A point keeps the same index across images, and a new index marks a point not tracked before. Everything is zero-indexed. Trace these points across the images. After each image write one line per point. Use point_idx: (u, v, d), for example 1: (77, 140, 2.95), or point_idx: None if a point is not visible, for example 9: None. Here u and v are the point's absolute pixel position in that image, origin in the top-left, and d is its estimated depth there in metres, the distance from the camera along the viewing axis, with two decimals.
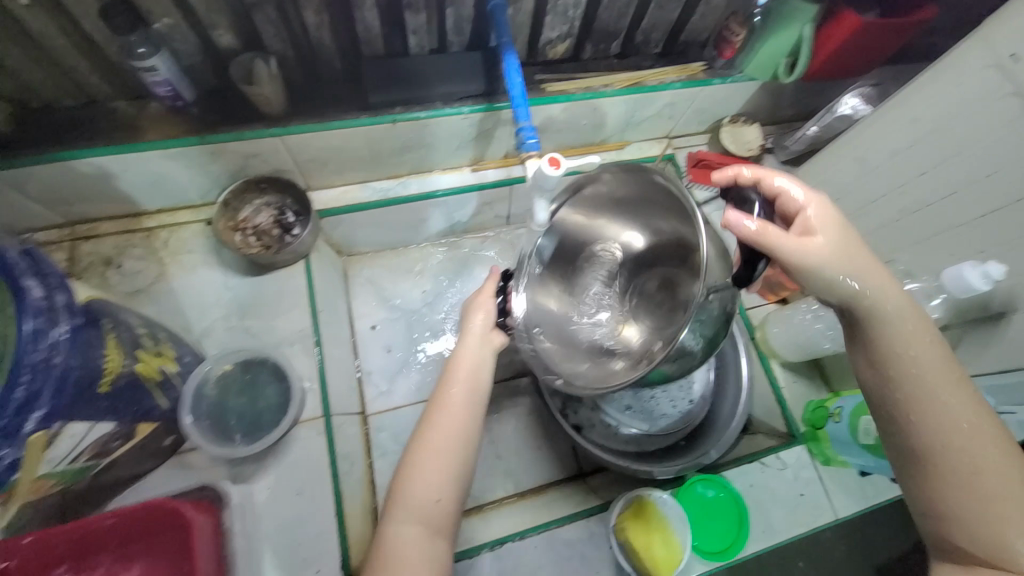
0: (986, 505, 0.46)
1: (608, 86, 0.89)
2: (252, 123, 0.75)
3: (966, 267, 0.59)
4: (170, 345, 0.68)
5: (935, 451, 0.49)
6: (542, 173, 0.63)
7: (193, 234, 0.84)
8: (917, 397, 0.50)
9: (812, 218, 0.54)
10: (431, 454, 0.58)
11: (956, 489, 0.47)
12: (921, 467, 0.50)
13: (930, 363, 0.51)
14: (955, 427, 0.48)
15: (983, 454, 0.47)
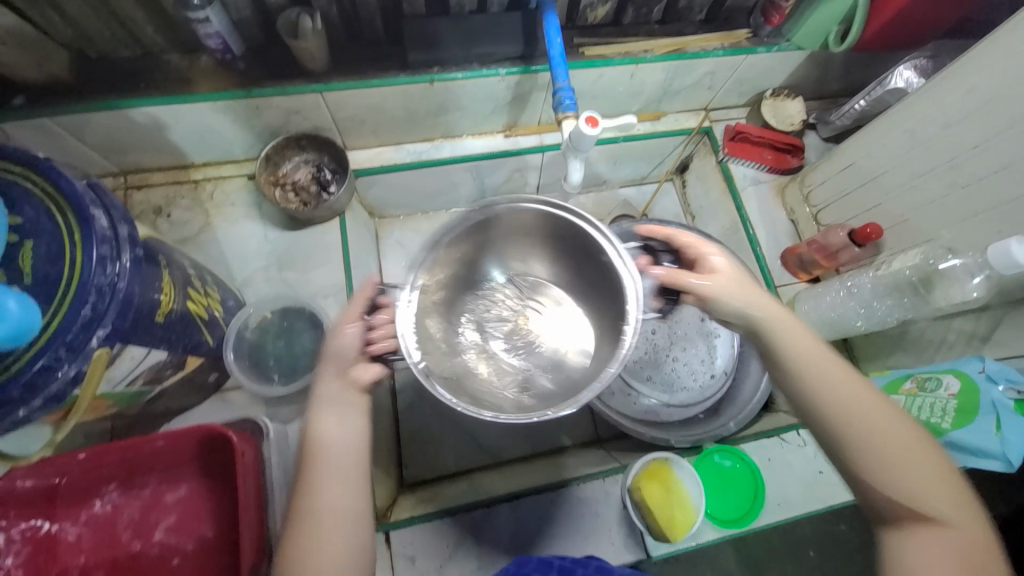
0: (909, 485, 0.46)
1: (648, 52, 0.87)
2: (295, 79, 0.77)
3: (1013, 243, 0.57)
4: (215, 289, 0.72)
5: (857, 446, 0.49)
6: (579, 132, 0.64)
7: (236, 188, 0.88)
8: (827, 406, 0.50)
9: (714, 260, 0.60)
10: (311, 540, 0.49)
11: (883, 477, 0.47)
12: (851, 468, 0.49)
13: (831, 367, 0.52)
14: (870, 421, 0.49)
15: (896, 440, 0.48)
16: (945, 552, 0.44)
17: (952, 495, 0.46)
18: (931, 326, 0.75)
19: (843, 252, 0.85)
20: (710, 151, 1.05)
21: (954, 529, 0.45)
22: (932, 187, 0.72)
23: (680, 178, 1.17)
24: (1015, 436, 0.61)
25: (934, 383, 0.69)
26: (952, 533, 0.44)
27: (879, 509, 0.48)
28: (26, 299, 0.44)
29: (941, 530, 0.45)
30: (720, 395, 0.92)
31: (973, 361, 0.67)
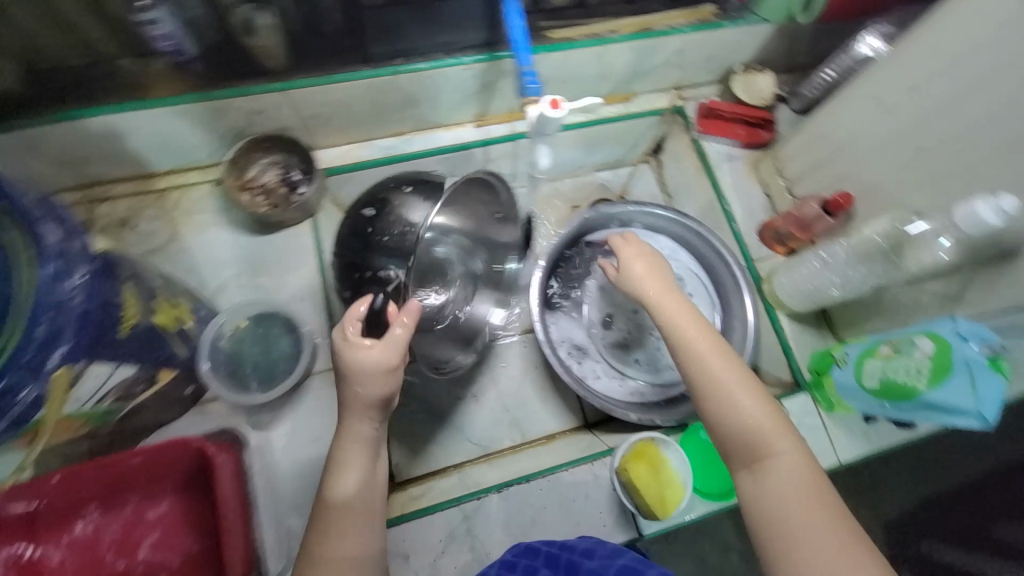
0: (745, 424, 0.57)
1: (614, 32, 0.86)
2: (254, 78, 0.75)
3: (978, 204, 0.58)
4: (186, 299, 0.70)
5: (709, 399, 0.59)
6: (543, 117, 0.62)
7: (203, 195, 0.86)
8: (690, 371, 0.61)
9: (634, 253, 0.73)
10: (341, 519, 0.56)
11: (726, 421, 0.58)
12: (709, 420, 0.59)
13: (694, 337, 0.63)
14: (717, 378, 0.59)
15: (732, 390, 0.58)
16: (777, 483, 0.54)
17: (779, 428, 0.56)
18: (904, 292, 0.76)
19: (817, 224, 0.85)
20: (684, 130, 1.05)
21: (780, 455, 0.55)
22: (899, 152, 0.72)
23: (655, 159, 1.17)
24: (987, 393, 0.62)
25: (908, 345, 0.70)
26: (778, 459, 0.55)
27: (735, 456, 0.57)
28: None
29: (775, 464, 0.54)
30: None
31: (945, 322, 0.68)
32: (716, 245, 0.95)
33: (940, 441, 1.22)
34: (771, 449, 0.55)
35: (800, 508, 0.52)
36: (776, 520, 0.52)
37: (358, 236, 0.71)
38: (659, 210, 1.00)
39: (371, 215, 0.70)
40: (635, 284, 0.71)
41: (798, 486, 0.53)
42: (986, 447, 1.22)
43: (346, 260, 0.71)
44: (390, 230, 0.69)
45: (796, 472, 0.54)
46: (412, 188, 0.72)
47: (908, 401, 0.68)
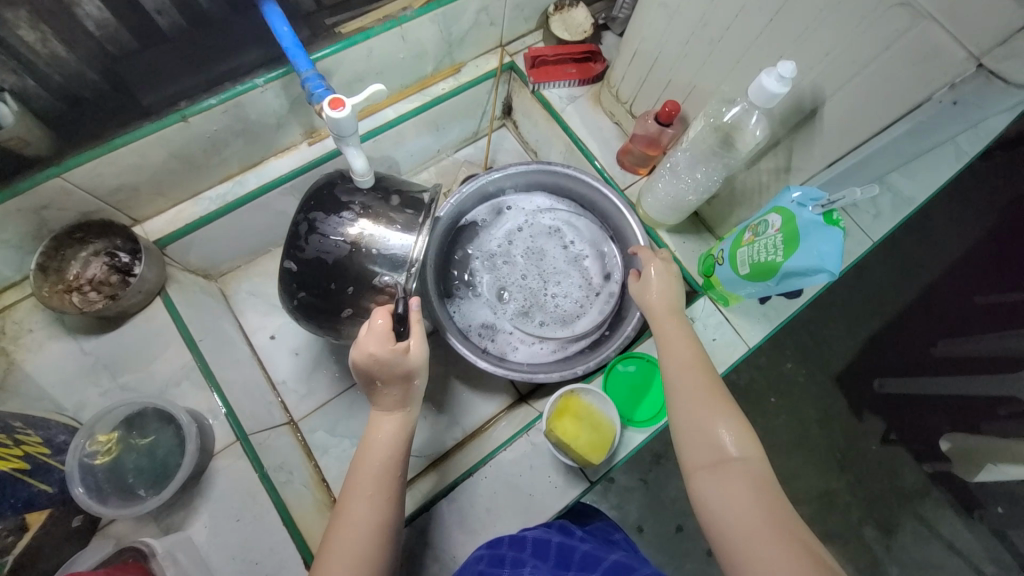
0: (712, 433, 0.57)
1: (407, 8, 0.83)
2: (24, 172, 0.67)
3: (763, 78, 0.60)
4: (32, 431, 0.63)
5: (682, 405, 0.60)
6: (332, 121, 0.58)
7: (28, 311, 0.77)
8: (671, 378, 0.64)
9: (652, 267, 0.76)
10: (364, 486, 0.59)
11: (696, 428, 0.58)
12: (677, 428, 0.60)
13: (684, 347, 0.66)
14: (696, 388, 0.61)
15: (703, 398, 0.60)
16: (730, 491, 0.53)
17: (747, 441, 0.56)
18: (749, 174, 0.80)
19: (662, 137, 0.87)
20: (521, 84, 1.04)
21: (741, 462, 0.54)
22: (701, 48, 0.74)
23: (510, 120, 1.16)
24: (829, 246, 0.63)
25: (764, 225, 0.73)
26: (738, 463, 0.54)
27: (692, 462, 0.57)
28: None
29: (730, 471, 0.54)
30: (616, 306, 0.96)
31: (786, 194, 0.71)
32: (585, 180, 0.95)
33: (846, 294, 1.33)
34: (729, 454, 0.55)
35: (754, 508, 0.51)
36: (733, 522, 0.51)
37: (342, 245, 0.69)
38: (520, 168, 0.98)
39: (354, 224, 0.70)
40: (646, 295, 0.74)
41: (753, 492, 0.52)
42: (883, 283, 1.34)
43: (324, 265, 0.69)
44: (386, 239, 0.70)
45: (753, 476, 0.53)
46: (392, 198, 0.74)
47: (774, 276, 0.71)
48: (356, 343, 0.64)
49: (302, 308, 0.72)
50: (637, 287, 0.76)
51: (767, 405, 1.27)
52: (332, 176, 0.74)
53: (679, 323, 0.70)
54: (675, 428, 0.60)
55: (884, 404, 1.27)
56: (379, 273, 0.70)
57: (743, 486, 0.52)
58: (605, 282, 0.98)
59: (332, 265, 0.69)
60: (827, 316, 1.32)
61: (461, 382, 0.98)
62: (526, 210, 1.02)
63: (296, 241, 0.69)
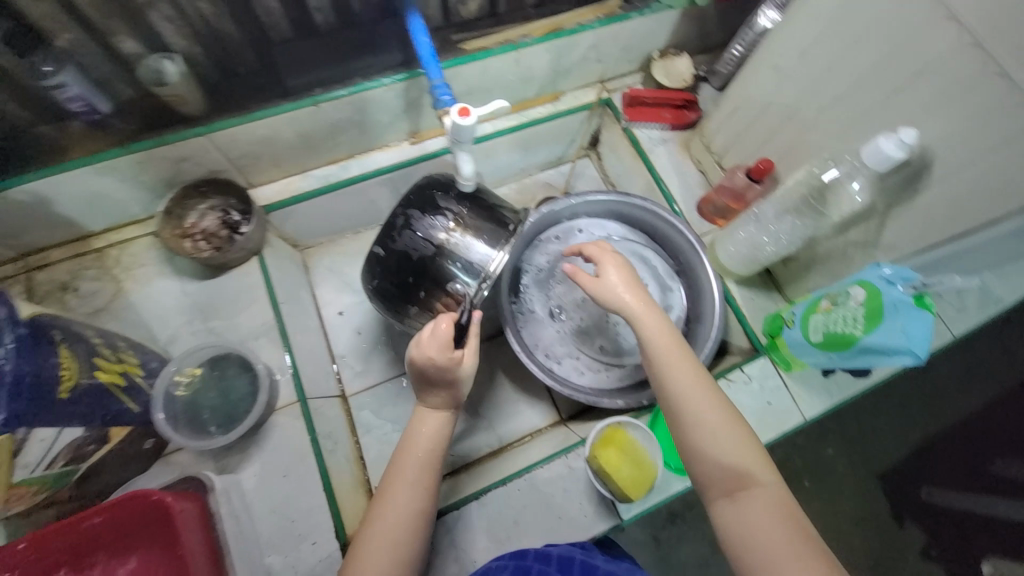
0: (725, 456, 0.56)
1: (527, 36, 0.89)
2: (175, 126, 0.76)
3: (881, 141, 0.61)
4: (132, 352, 0.70)
5: (689, 428, 0.58)
6: (455, 126, 0.63)
7: (143, 248, 0.85)
8: (672, 401, 0.60)
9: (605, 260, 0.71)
10: (409, 472, 0.62)
11: (707, 452, 0.57)
12: (689, 451, 0.58)
13: (673, 357, 0.62)
14: (699, 408, 0.59)
15: (715, 418, 0.58)
16: (757, 514, 0.53)
17: (759, 458, 0.56)
18: (833, 243, 0.79)
19: (748, 192, 0.88)
20: (614, 120, 1.08)
21: (759, 486, 0.54)
22: (807, 113, 0.76)
23: (595, 152, 1.20)
24: (916, 331, 0.64)
25: (844, 296, 0.73)
26: (759, 487, 0.54)
27: (711, 485, 0.56)
28: None
29: (753, 493, 0.54)
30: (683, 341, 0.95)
31: (871, 269, 0.71)
32: (663, 215, 0.97)
33: (907, 386, 1.27)
34: (748, 478, 0.55)
35: (776, 533, 0.51)
36: (760, 550, 0.51)
37: (430, 247, 0.74)
38: (600, 197, 1.01)
39: (444, 230, 0.74)
40: (610, 292, 0.69)
41: (775, 514, 0.52)
42: (948, 384, 1.27)
43: (409, 260, 0.74)
44: (470, 250, 0.75)
45: (774, 498, 0.53)
46: (483, 210, 0.77)
47: (850, 348, 0.71)
48: (417, 343, 0.65)
49: (378, 292, 0.77)
50: (593, 285, 0.70)
51: (806, 485, 1.21)
52: (436, 177, 0.79)
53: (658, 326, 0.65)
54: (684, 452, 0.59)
55: (934, 512, 1.19)
56: (452, 281, 0.74)
57: (766, 510, 0.53)
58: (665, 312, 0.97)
59: (418, 260, 0.74)
60: (884, 404, 1.26)
61: (505, 393, 1.00)
62: (591, 236, 1.04)
63: (390, 232, 0.74)
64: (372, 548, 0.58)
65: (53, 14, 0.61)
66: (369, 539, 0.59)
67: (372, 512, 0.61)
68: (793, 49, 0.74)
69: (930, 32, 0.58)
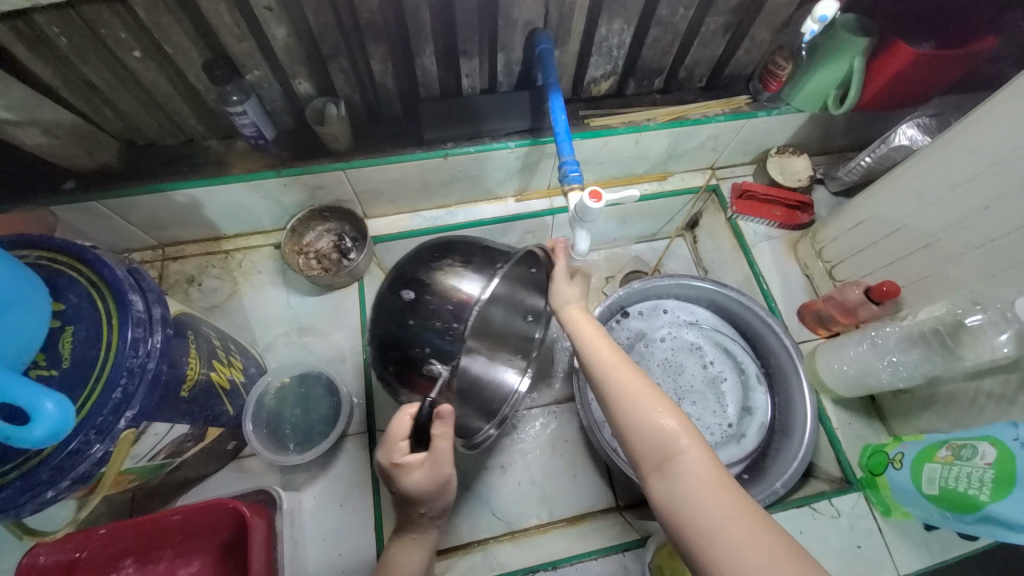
0: (650, 425, 0.54)
1: (651, 120, 0.91)
2: (320, 158, 0.83)
3: None
4: (239, 356, 0.75)
5: (616, 407, 0.57)
6: (583, 207, 0.62)
7: (263, 257, 0.93)
8: (602, 392, 0.59)
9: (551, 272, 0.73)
10: None
11: (633, 424, 0.55)
12: (621, 439, 0.56)
13: (597, 344, 0.63)
14: (625, 389, 0.57)
15: (640, 399, 0.56)
16: (688, 488, 0.50)
17: (683, 425, 0.53)
18: (961, 386, 0.72)
19: (861, 309, 0.83)
20: (719, 208, 1.07)
21: (685, 458, 0.52)
22: (950, 245, 0.71)
23: (691, 234, 1.18)
24: None
25: (969, 451, 0.64)
26: (684, 462, 0.51)
27: (644, 471, 0.54)
28: (62, 399, 0.43)
29: (679, 467, 0.51)
30: (761, 446, 0.91)
31: (1006, 427, 0.62)
32: (756, 310, 0.92)
33: None
34: (675, 453, 0.52)
35: (710, 505, 0.48)
36: (703, 523, 0.48)
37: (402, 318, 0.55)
38: (692, 283, 0.99)
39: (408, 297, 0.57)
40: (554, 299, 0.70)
41: (705, 487, 0.50)
42: None
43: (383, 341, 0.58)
44: (436, 313, 0.54)
45: (701, 471, 0.51)
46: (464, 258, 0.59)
47: (970, 513, 0.62)
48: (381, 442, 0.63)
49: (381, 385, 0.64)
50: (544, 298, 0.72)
51: None
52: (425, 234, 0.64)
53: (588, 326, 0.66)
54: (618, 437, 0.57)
55: None
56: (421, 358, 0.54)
57: (694, 482, 0.50)
58: (743, 412, 0.94)
59: (390, 340, 0.58)
60: None
61: (559, 464, 0.96)
62: (674, 319, 1.02)
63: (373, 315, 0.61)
64: None
65: (251, 54, 0.71)
66: None
67: None
68: (942, 179, 0.70)
69: None
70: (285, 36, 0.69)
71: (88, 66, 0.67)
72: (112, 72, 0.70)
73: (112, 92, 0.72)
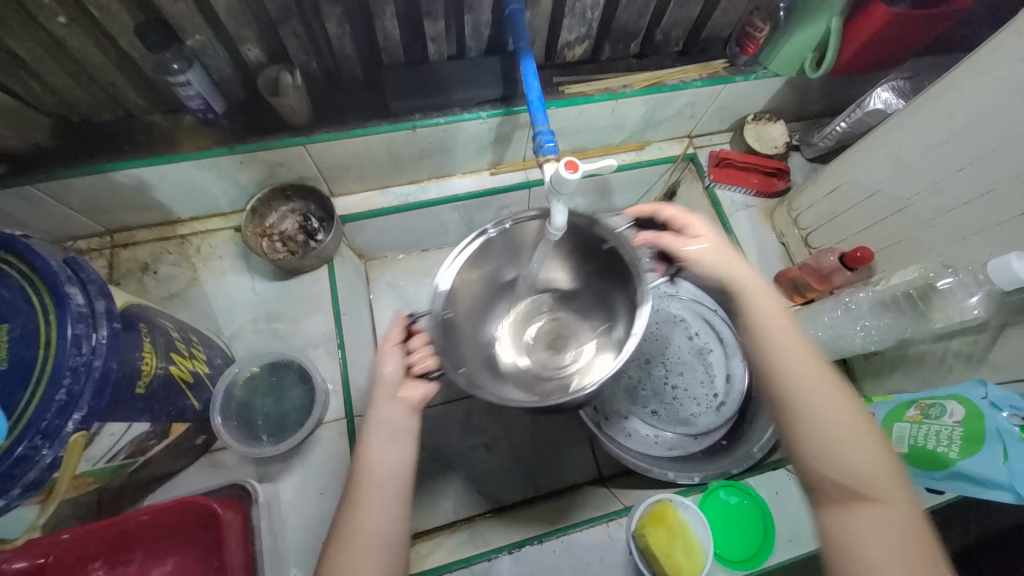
0: (853, 451, 0.50)
1: (627, 86, 0.88)
2: (277, 132, 0.77)
3: (1014, 260, 0.57)
4: (202, 348, 0.71)
5: (807, 414, 0.51)
6: (558, 177, 0.59)
7: (223, 241, 0.88)
8: (790, 389, 0.53)
9: (695, 227, 0.63)
10: (371, 503, 0.52)
11: (831, 437, 0.50)
12: (802, 446, 0.51)
13: (774, 319, 0.57)
14: (820, 398, 0.52)
15: (843, 419, 0.51)
16: (882, 529, 0.46)
17: (886, 467, 0.49)
18: (929, 347, 0.74)
19: (835, 275, 0.84)
20: (697, 177, 1.05)
21: (884, 501, 0.47)
22: (921, 210, 0.72)
23: None
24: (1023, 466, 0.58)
25: (938, 409, 0.66)
26: (883, 504, 0.47)
27: (824, 487, 0.50)
28: None
29: (878, 504, 0.47)
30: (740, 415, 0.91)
31: (974, 386, 0.65)
32: None
33: None
34: (878, 490, 0.48)
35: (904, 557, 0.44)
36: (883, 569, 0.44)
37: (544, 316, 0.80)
38: None
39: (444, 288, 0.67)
40: (707, 265, 0.61)
41: (897, 534, 0.46)
42: None
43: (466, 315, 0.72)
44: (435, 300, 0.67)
45: (901, 518, 0.47)
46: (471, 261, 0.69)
47: (939, 470, 0.65)
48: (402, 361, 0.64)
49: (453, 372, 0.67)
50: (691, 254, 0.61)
51: None
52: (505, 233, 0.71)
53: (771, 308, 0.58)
54: (777, 419, 0.53)
55: None
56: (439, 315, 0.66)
57: (891, 525, 0.46)
58: (727, 384, 0.93)
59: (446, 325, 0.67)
60: None
61: (543, 440, 0.96)
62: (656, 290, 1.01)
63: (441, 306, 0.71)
64: None
65: (191, 16, 0.64)
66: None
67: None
68: (916, 142, 0.69)
69: None
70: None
71: (6, 34, 0.60)
72: (35, 39, 0.62)
73: (36, 63, 0.65)
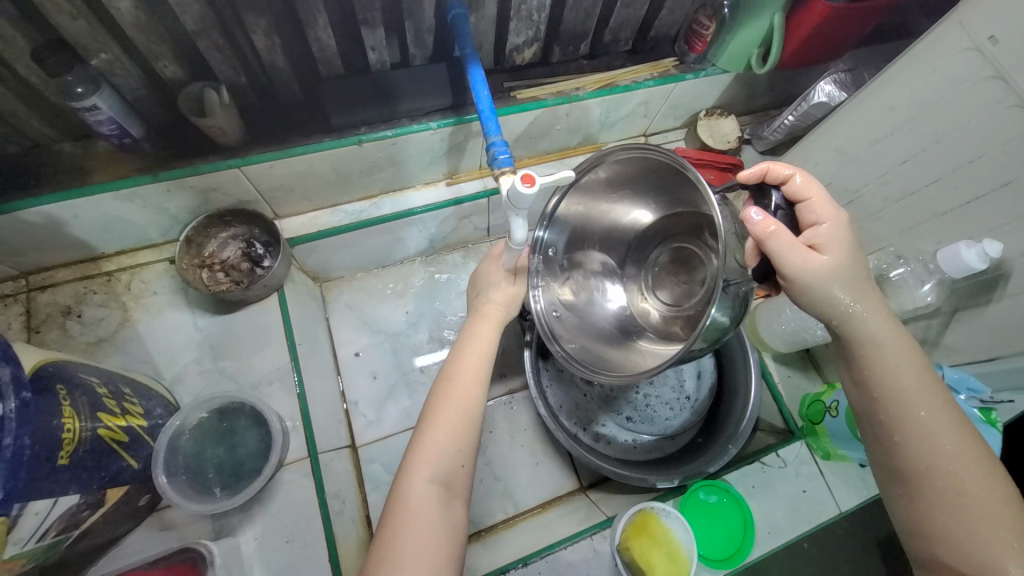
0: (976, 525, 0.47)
1: (580, 89, 0.86)
2: (208, 156, 0.71)
3: (962, 248, 0.59)
4: (137, 400, 0.64)
5: (930, 487, 0.49)
6: (516, 193, 0.56)
7: (157, 275, 0.80)
8: (914, 458, 0.50)
9: (820, 233, 0.52)
10: (461, 399, 0.61)
11: (952, 511, 0.48)
12: (919, 512, 0.50)
13: (901, 374, 0.51)
14: (949, 469, 0.49)
15: (970, 488, 0.48)
16: None
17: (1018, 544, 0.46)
18: None
19: None
20: None
21: None
22: (870, 202, 0.74)
23: None
24: None
25: None
26: None
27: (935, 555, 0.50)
28: None
29: None
30: (711, 411, 0.92)
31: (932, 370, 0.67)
32: None
33: None
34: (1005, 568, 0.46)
35: None
36: None
37: (663, 249, 0.74)
38: None
39: (537, 297, 0.72)
40: (826, 285, 0.51)
41: None
42: None
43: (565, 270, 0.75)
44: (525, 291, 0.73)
45: None
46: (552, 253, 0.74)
47: None
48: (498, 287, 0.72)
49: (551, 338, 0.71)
50: (810, 268, 0.51)
51: None
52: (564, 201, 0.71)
53: (904, 362, 0.51)
54: (890, 477, 0.53)
55: None
56: (544, 281, 0.74)
57: None
58: (696, 383, 0.95)
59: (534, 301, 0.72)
60: None
61: (522, 454, 0.94)
62: None
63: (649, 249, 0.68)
64: (404, 526, 0.54)
65: (93, 33, 0.57)
66: (398, 505, 0.55)
67: (416, 441, 0.59)
68: (863, 135, 0.71)
69: (1019, 143, 0.54)
70: (134, 9, 0.56)
71: None
72: None
73: None
